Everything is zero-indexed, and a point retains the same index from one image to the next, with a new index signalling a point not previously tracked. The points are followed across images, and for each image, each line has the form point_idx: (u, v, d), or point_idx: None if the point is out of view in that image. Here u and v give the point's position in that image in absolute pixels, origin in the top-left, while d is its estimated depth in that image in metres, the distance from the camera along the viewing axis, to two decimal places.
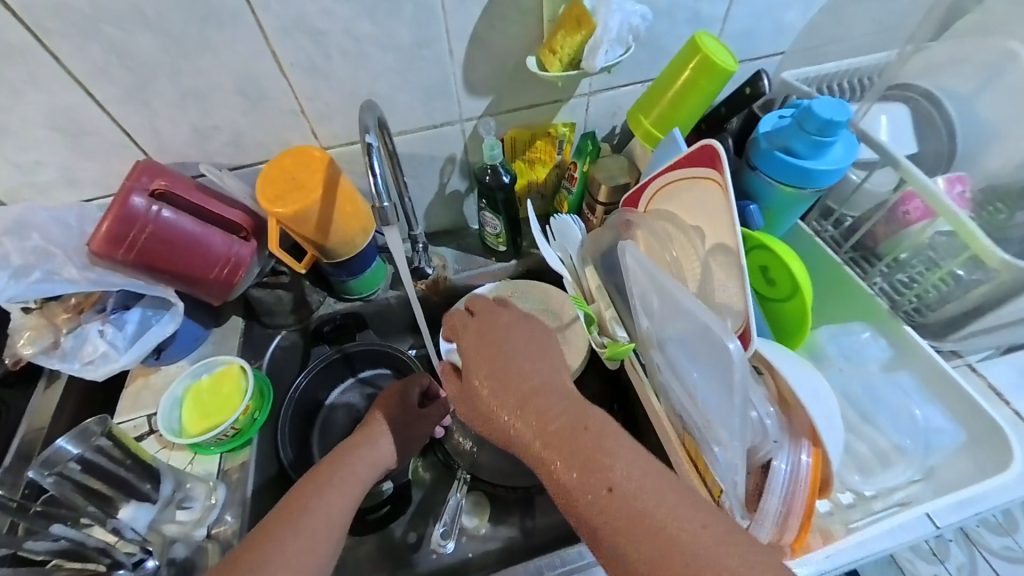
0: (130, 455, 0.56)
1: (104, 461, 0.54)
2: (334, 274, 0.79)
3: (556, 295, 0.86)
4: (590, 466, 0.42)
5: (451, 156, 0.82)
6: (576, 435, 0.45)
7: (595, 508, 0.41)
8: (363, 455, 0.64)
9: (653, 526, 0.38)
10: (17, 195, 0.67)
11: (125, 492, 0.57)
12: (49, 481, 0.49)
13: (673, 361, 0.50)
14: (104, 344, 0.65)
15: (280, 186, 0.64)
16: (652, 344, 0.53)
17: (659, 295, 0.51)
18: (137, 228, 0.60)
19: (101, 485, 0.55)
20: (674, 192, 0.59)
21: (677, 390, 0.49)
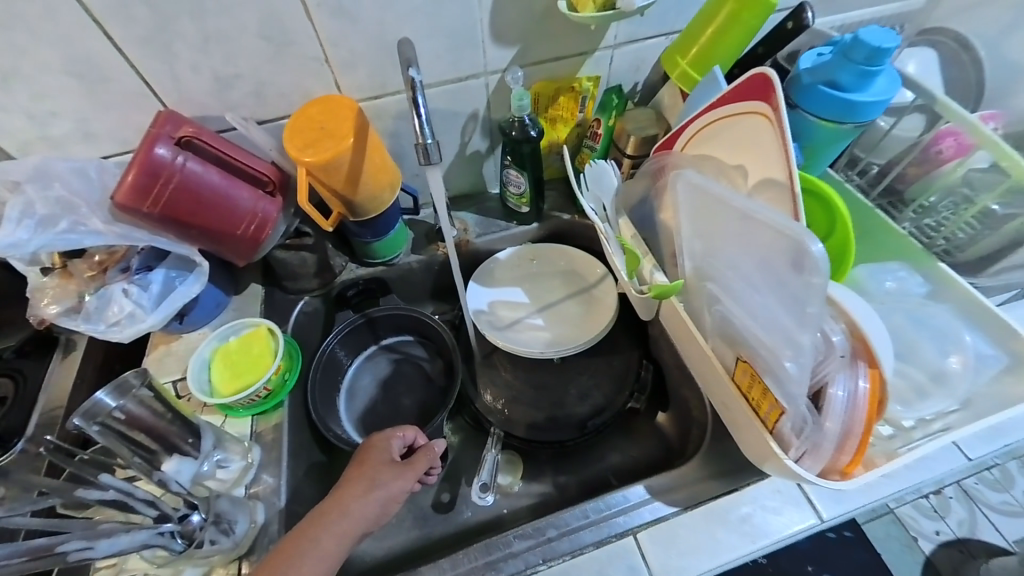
0: (169, 408, 0.56)
1: (145, 413, 0.53)
2: (357, 234, 0.77)
3: (581, 255, 0.85)
4: None
5: (474, 113, 0.80)
6: None
7: None
8: (332, 527, 0.49)
9: None
10: (32, 150, 0.64)
11: (165, 447, 0.55)
12: (96, 429, 0.48)
13: (732, 288, 0.49)
14: (129, 304, 0.63)
15: (308, 136, 0.62)
16: (706, 277, 0.53)
17: (713, 222, 0.49)
18: (163, 180, 0.57)
19: (142, 439, 0.53)
20: (715, 131, 0.57)
21: (738, 315, 0.49)
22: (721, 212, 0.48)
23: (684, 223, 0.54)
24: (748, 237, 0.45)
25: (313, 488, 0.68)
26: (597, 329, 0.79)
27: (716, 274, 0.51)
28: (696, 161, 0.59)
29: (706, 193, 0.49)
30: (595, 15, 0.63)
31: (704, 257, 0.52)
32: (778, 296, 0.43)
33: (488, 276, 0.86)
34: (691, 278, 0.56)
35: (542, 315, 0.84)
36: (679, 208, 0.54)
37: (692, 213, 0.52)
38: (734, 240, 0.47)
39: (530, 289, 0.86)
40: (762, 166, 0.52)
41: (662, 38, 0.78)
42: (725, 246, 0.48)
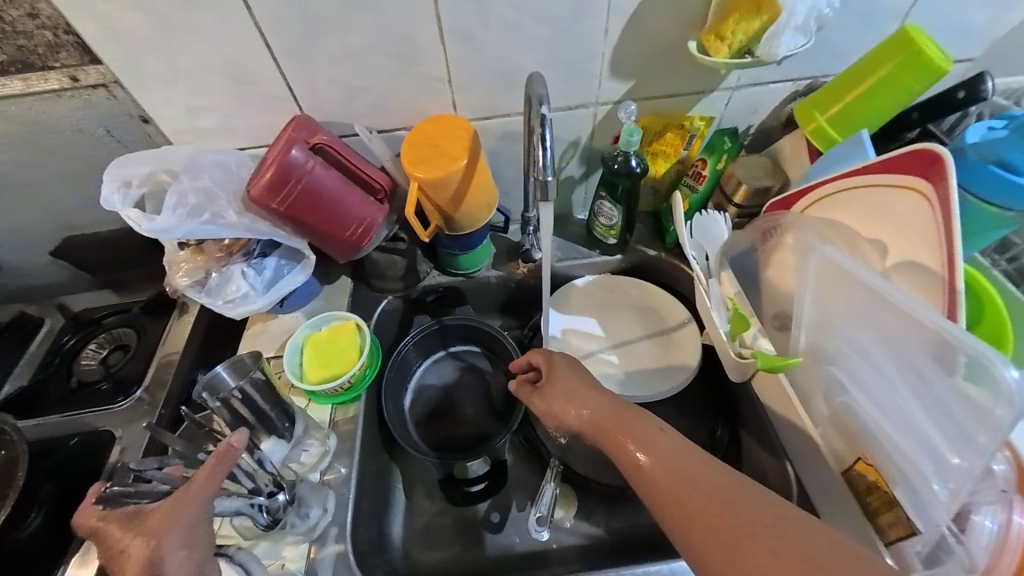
0: (270, 395, 0.62)
1: (254, 396, 0.61)
2: (446, 246, 0.79)
3: (663, 294, 0.83)
4: (636, 437, 0.48)
5: (575, 140, 0.79)
6: (622, 420, 0.51)
7: (667, 470, 0.45)
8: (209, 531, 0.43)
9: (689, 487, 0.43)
10: (183, 138, 0.72)
11: (266, 428, 0.62)
12: (215, 403, 0.59)
13: (864, 379, 0.47)
14: (245, 286, 0.70)
15: (422, 153, 0.65)
16: (830, 359, 0.51)
17: (840, 302, 0.48)
18: (293, 181, 0.62)
19: (247, 417, 0.61)
20: (854, 198, 0.57)
21: (867, 409, 0.47)
22: (861, 300, 0.45)
23: (808, 297, 0.52)
24: (892, 332, 0.42)
25: (376, 484, 0.72)
26: (673, 377, 0.76)
27: (841, 357, 0.50)
28: (826, 228, 0.58)
29: (845, 276, 0.47)
30: (729, 61, 0.61)
31: (829, 337, 0.51)
32: (927, 406, 0.40)
33: (565, 302, 0.85)
34: (806, 356, 0.55)
35: (615, 351, 0.82)
36: (807, 282, 0.52)
37: (821, 293, 0.50)
38: (873, 330, 0.45)
39: (604, 322, 0.84)
40: (908, 247, 0.52)
41: (787, 84, 0.73)
42: (861, 334, 0.46)
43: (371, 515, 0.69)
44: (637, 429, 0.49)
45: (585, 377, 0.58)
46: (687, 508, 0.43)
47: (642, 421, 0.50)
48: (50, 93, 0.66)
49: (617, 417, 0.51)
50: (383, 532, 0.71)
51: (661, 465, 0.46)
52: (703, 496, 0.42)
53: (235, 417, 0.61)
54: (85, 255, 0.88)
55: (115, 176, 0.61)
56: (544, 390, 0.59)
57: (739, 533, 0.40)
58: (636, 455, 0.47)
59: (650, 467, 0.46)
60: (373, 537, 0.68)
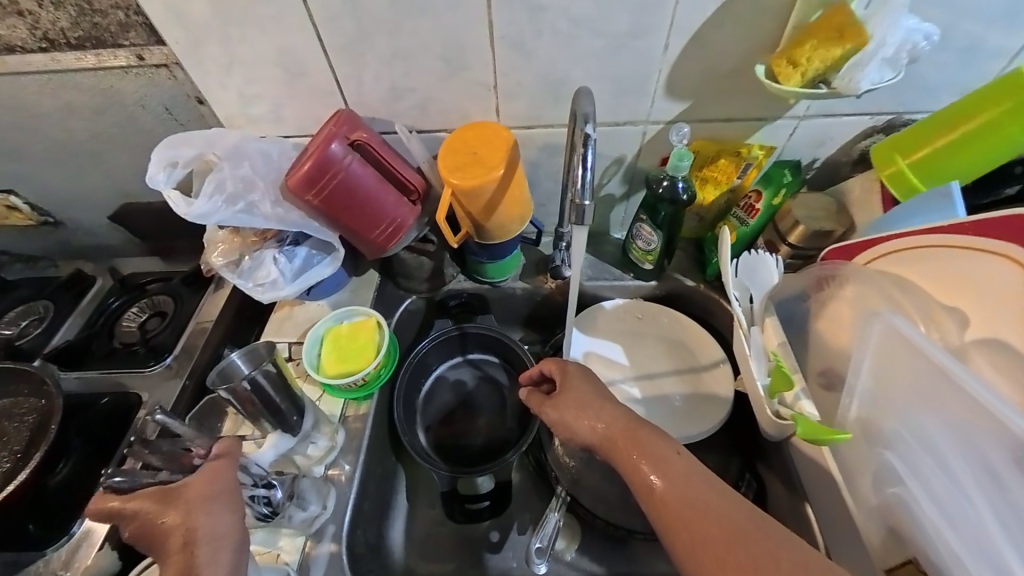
0: (281, 389, 0.62)
1: (266, 387, 0.60)
2: (475, 253, 0.78)
3: (696, 328, 0.78)
4: (650, 457, 0.45)
5: (620, 157, 0.76)
6: (635, 435, 0.47)
7: (682, 499, 0.42)
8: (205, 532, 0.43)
9: (703, 517, 0.40)
10: (233, 122, 0.74)
11: (276, 421, 0.62)
12: (225, 391, 0.59)
13: (923, 473, 0.42)
14: (275, 272, 0.71)
15: (460, 159, 0.64)
16: (884, 443, 0.46)
17: (904, 379, 0.44)
18: (330, 175, 0.62)
19: (258, 409, 0.61)
20: (931, 257, 0.53)
21: (925, 508, 0.42)
22: (932, 385, 0.41)
23: (865, 368, 0.48)
24: (964, 425, 0.38)
25: (380, 485, 0.72)
26: (697, 421, 0.72)
27: (897, 442, 0.45)
28: (893, 287, 0.53)
29: (914, 354, 0.43)
30: (800, 90, 0.56)
31: (884, 417, 0.46)
32: (1001, 513, 0.36)
33: (592, 325, 0.82)
34: (857, 433, 0.49)
35: (639, 384, 0.77)
36: (865, 352, 0.48)
37: (881, 368, 0.46)
38: (940, 418, 0.40)
39: (631, 350, 0.80)
40: (987, 320, 0.47)
41: (863, 118, 0.67)
42: (923, 420, 0.42)
43: (372, 516, 0.69)
44: (651, 449, 0.46)
45: (600, 388, 0.54)
46: (699, 538, 0.40)
47: (656, 440, 0.46)
48: (118, 69, 0.70)
49: (630, 436, 0.47)
50: (382, 535, 0.71)
51: (675, 490, 0.42)
52: (717, 525, 0.40)
53: (246, 406, 0.61)
54: (137, 222, 0.93)
55: (163, 155, 0.62)
56: (556, 399, 0.55)
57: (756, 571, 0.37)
58: (649, 476, 0.44)
59: (662, 491, 0.43)
60: (371, 540, 0.68)
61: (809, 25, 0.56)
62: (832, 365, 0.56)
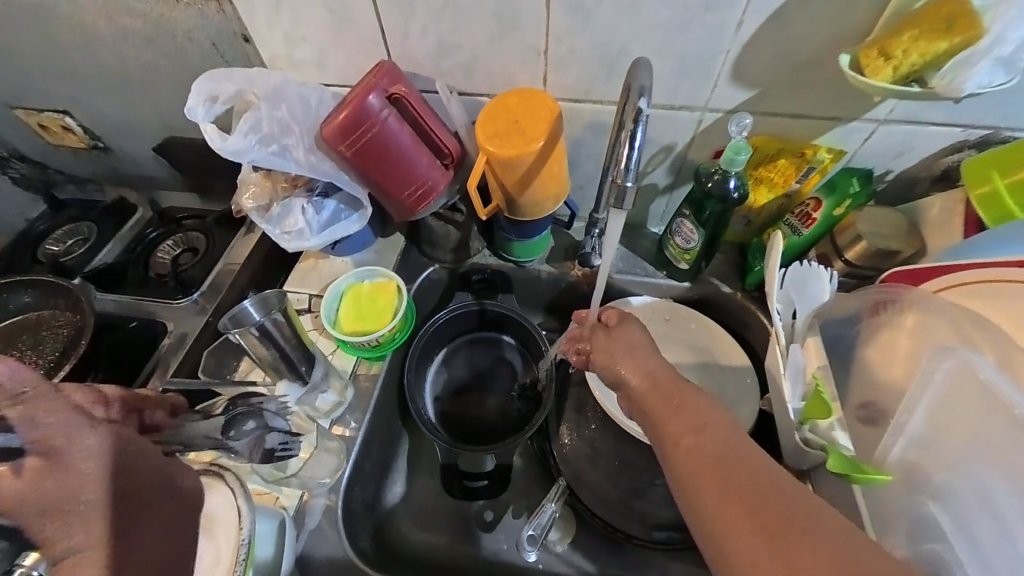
0: (295, 338, 0.63)
1: (275, 333, 0.61)
2: (503, 229, 0.75)
3: (726, 338, 0.73)
4: (682, 412, 0.42)
5: (670, 145, 0.70)
6: (671, 389, 0.44)
7: (708, 459, 0.37)
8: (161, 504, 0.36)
9: (734, 481, 0.35)
10: (278, 65, 0.73)
11: (285, 370, 0.64)
12: (234, 335, 0.60)
13: (973, 530, 0.39)
14: (302, 222, 0.70)
15: (501, 126, 0.61)
16: (929, 493, 0.43)
17: (963, 423, 0.42)
18: (365, 127, 0.60)
19: (267, 357, 0.62)
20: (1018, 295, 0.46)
21: (969, 571, 0.38)
22: (1004, 434, 0.39)
23: (922, 408, 0.46)
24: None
25: (382, 448, 0.72)
26: None
27: (947, 493, 0.41)
28: (966, 317, 0.46)
29: (985, 397, 0.41)
30: (889, 87, 0.49)
31: (935, 465, 0.43)
32: None
33: None
34: (898, 478, 0.45)
35: None
36: (927, 393, 0.45)
37: (938, 411, 0.44)
38: (1003, 468, 0.38)
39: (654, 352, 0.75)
40: None
41: (953, 129, 0.59)
42: (982, 470, 0.39)
43: (372, 477, 0.69)
44: (690, 407, 0.42)
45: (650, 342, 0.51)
46: (729, 503, 0.35)
47: (698, 400, 0.42)
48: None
49: (664, 392, 0.44)
50: (380, 496, 0.71)
51: (706, 452, 0.38)
52: (755, 479, 0.35)
53: (256, 353, 0.62)
54: (180, 157, 0.95)
55: (203, 90, 0.61)
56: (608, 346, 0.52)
57: (792, 529, 0.32)
58: (680, 432, 0.40)
59: (689, 448, 0.39)
60: (368, 499, 0.68)
61: (914, 12, 0.49)
62: (875, 399, 0.51)
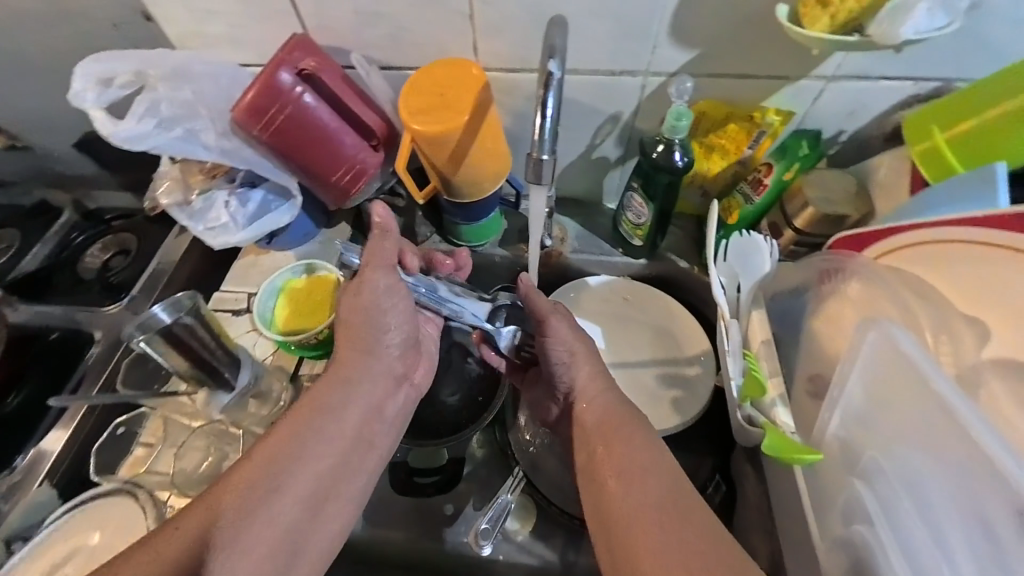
0: (213, 339, 0.59)
1: (189, 338, 0.57)
2: (449, 214, 0.71)
3: (687, 320, 0.72)
4: (616, 457, 0.49)
5: (616, 115, 0.66)
6: (612, 433, 0.51)
7: (636, 505, 0.45)
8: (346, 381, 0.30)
9: (653, 524, 0.43)
10: (190, 44, 0.66)
11: (207, 374, 0.60)
12: (138, 343, 0.55)
13: (896, 514, 0.37)
14: (225, 216, 0.66)
15: (425, 101, 0.56)
16: (858, 471, 0.40)
17: (897, 399, 0.37)
18: (277, 107, 0.56)
19: (184, 364, 0.59)
20: (960, 258, 0.44)
21: (893, 560, 0.36)
22: (934, 419, 0.35)
23: (854, 380, 0.41)
24: (957, 470, 0.33)
25: None
26: (672, 414, 0.66)
27: (874, 475, 0.39)
28: (903, 287, 0.46)
29: (916, 377, 0.36)
30: (828, 37, 0.46)
31: (863, 441, 0.40)
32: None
33: (570, 302, 0.74)
34: (835, 457, 0.43)
35: (615, 371, 0.70)
36: (855, 368, 0.41)
37: (872, 384, 0.39)
38: (933, 458, 0.34)
39: (613, 335, 0.73)
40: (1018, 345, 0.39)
41: (905, 83, 0.57)
42: (908, 451, 0.36)
43: None
44: (627, 452, 0.49)
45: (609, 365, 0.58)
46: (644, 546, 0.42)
47: (635, 446, 0.49)
48: None
49: (615, 429, 0.52)
50: None
51: (636, 499, 0.45)
52: (681, 532, 0.42)
53: (173, 362, 0.58)
54: (106, 153, 0.88)
55: (95, 72, 0.57)
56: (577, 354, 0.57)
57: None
58: (609, 477, 0.48)
59: (621, 494, 0.46)
60: None
61: None
62: (822, 370, 0.49)
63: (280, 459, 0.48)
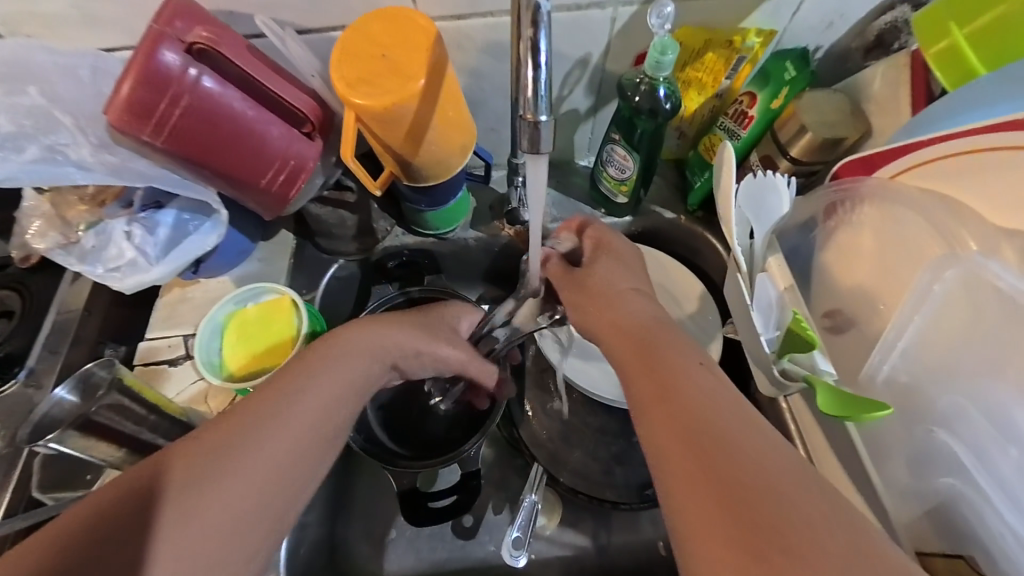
0: (149, 412, 0.50)
1: (118, 420, 0.48)
2: (411, 200, 0.61)
3: (683, 270, 0.67)
4: (650, 366, 0.38)
5: (585, 58, 0.58)
6: (644, 340, 0.41)
7: (677, 417, 0.34)
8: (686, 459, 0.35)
9: (705, 429, 0.33)
10: (21, 28, 0.49)
11: (151, 454, 0.52)
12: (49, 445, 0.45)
13: (991, 459, 0.34)
14: (131, 250, 0.53)
15: (367, 68, 0.45)
16: (931, 418, 0.38)
17: (986, 336, 0.36)
18: (169, 99, 0.43)
19: (115, 451, 0.50)
20: (995, 168, 0.41)
21: (994, 501, 0.34)
22: (1022, 348, 0.34)
23: (915, 324, 0.39)
24: None
25: (324, 490, 0.60)
26: None
27: (953, 418, 0.36)
28: (944, 211, 0.43)
29: (999, 311, 0.35)
30: None
31: (936, 384, 0.37)
32: None
33: None
34: (892, 402, 0.40)
35: None
36: (925, 306, 0.38)
37: (943, 324, 0.38)
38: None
39: None
40: None
41: None
42: (998, 387, 0.34)
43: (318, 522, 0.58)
44: (666, 360, 0.38)
45: (633, 283, 0.47)
46: (699, 461, 0.32)
47: (674, 354, 0.39)
48: None
49: (644, 345, 0.40)
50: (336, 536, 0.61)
51: (684, 407, 0.35)
52: (743, 448, 0.32)
53: (100, 453, 0.49)
54: None
55: None
56: (585, 286, 0.46)
57: (775, 535, 0.28)
58: (649, 387, 0.37)
59: (666, 404, 0.35)
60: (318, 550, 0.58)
61: None
62: (841, 305, 0.46)
63: (233, 442, 0.39)
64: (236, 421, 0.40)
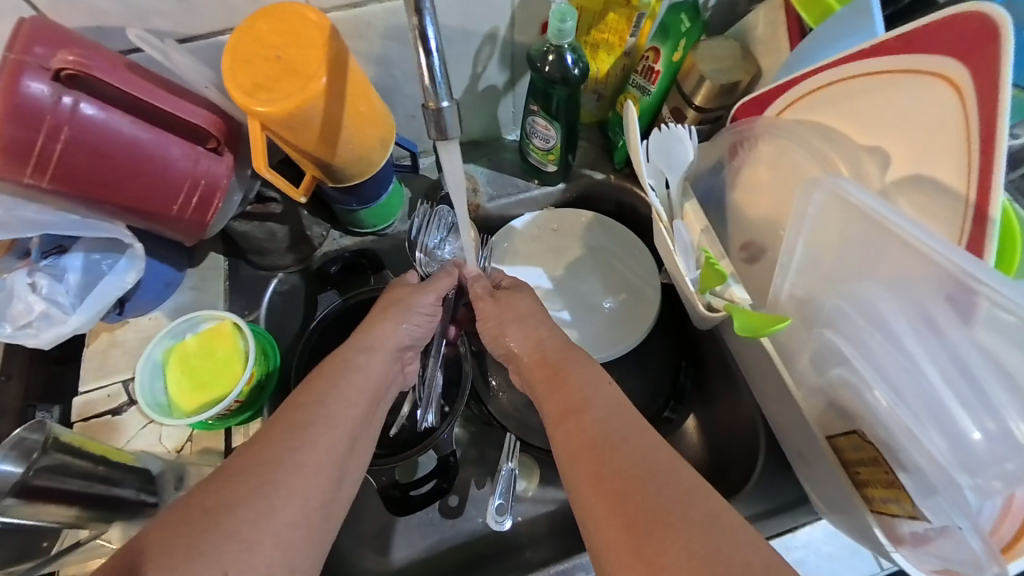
0: (96, 461, 0.48)
1: (64, 478, 0.45)
2: (340, 202, 0.59)
3: (616, 227, 0.69)
4: (553, 382, 0.46)
5: (491, 32, 0.58)
6: (553, 363, 0.47)
7: (577, 429, 0.41)
8: (599, 410, 0.42)
9: (598, 441, 0.39)
10: None
11: (111, 507, 0.49)
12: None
13: (867, 347, 0.39)
14: (40, 302, 0.50)
15: (260, 70, 0.43)
16: (822, 321, 0.42)
17: (852, 243, 0.38)
18: (46, 135, 0.39)
19: (69, 511, 0.46)
20: (858, 92, 0.45)
21: (874, 385, 0.39)
22: (875, 241, 0.37)
23: (801, 241, 0.41)
24: (910, 291, 0.35)
25: None
26: (637, 324, 0.65)
27: (837, 318, 0.41)
28: (820, 140, 0.48)
29: (855, 217, 0.37)
30: None
31: (822, 291, 0.41)
32: (941, 365, 0.34)
33: (507, 254, 0.68)
34: (795, 315, 0.44)
35: (569, 306, 0.67)
36: (802, 225, 0.41)
37: (817, 237, 0.40)
38: (887, 285, 0.37)
39: (555, 268, 0.69)
40: (926, 164, 0.42)
41: None
42: (865, 284, 0.38)
43: None
44: (574, 378, 0.45)
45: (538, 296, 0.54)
46: (595, 458, 0.38)
47: (582, 369, 0.45)
48: None
49: (556, 372, 0.46)
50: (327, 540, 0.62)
51: (583, 424, 0.41)
52: (628, 450, 0.38)
53: (53, 516, 0.46)
54: None
55: None
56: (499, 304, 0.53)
57: (654, 513, 0.34)
58: (558, 406, 0.44)
59: (571, 418, 0.42)
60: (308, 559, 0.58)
61: None
62: (755, 236, 0.51)
63: (251, 493, 0.38)
64: (260, 448, 0.40)
